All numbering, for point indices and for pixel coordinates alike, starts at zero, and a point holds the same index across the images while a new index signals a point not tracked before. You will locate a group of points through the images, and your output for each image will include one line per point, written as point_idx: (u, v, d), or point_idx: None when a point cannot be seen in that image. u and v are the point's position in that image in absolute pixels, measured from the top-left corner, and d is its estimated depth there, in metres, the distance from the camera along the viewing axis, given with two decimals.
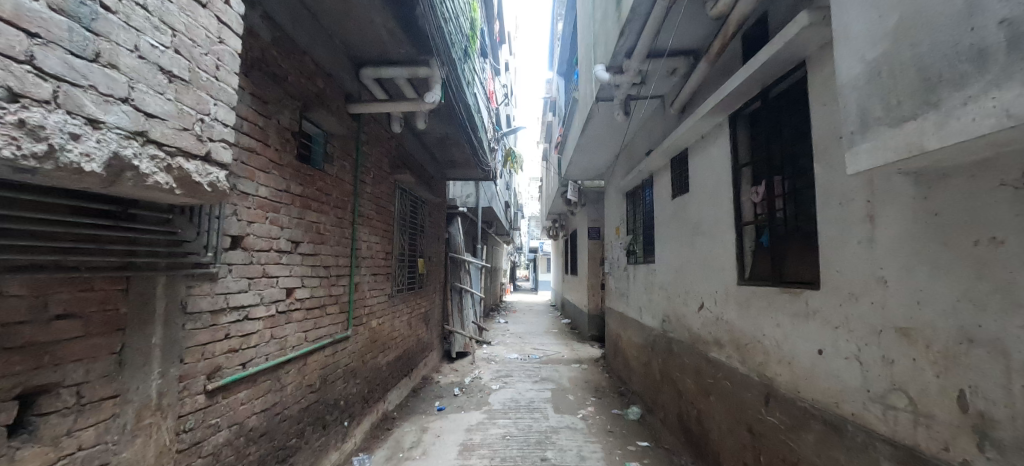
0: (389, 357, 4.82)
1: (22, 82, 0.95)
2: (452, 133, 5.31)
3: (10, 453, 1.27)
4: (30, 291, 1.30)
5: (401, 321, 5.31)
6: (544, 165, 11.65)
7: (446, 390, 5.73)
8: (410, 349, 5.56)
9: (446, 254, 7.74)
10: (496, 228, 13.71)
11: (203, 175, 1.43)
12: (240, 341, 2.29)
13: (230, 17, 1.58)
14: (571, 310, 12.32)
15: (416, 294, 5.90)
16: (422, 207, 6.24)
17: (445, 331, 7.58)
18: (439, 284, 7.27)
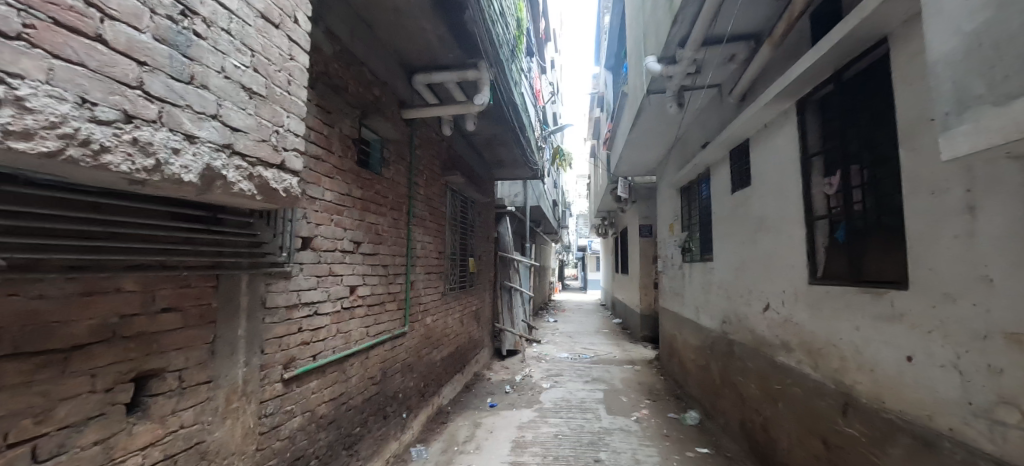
0: (443, 353, 4.98)
1: (136, 105, 1.06)
2: (501, 133, 5.38)
3: (129, 427, 1.43)
4: (142, 287, 1.46)
5: (454, 318, 5.46)
6: (592, 162, 11.46)
7: (498, 388, 5.80)
8: (461, 346, 5.70)
9: (496, 253, 7.84)
10: (545, 227, 13.68)
11: (278, 182, 1.56)
12: (311, 335, 2.48)
13: (299, 35, 1.71)
14: (622, 310, 12.04)
15: (467, 293, 6.04)
16: (472, 207, 6.38)
17: (495, 329, 7.69)
18: (489, 283, 7.38)
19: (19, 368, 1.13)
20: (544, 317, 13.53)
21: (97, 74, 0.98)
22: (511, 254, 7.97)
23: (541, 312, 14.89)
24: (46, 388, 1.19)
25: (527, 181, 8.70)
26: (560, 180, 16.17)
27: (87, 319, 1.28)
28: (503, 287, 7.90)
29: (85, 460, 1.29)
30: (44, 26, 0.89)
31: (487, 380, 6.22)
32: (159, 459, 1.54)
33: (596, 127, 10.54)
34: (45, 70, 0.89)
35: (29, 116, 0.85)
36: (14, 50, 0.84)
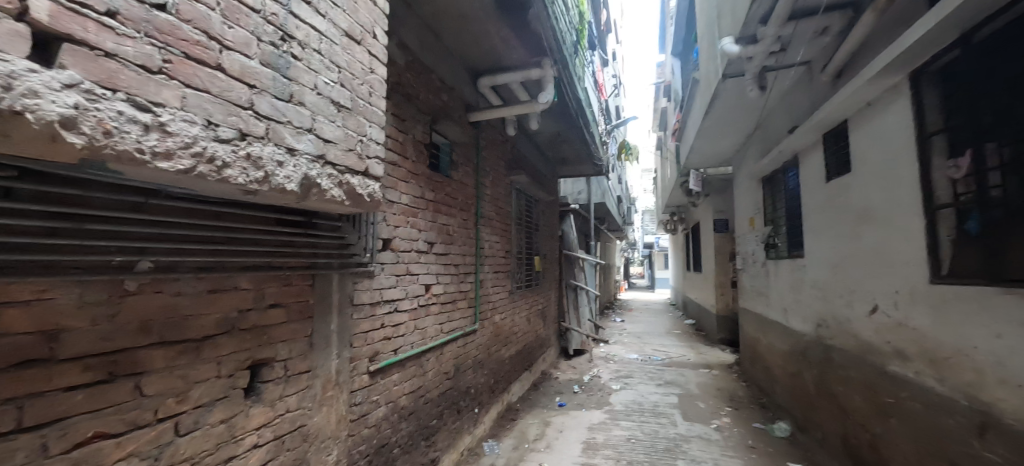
0: (511, 351, 5.05)
1: (249, 124, 1.17)
2: (564, 130, 5.32)
3: (247, 409, 1.61)
4: (255, 285, 1.65)
5: (521, 317, 5.51)
6: (660, 155, 10.95)
7: (566, 387, 5.75)
8: (529, 344, 5.74)
9: (561, 251, 7.77)
10: (609, 224, 13.32)
11: (364, 188, 1.68)
12: (392, 330, 2.64)
13: (378, 49, 1.82)
14: (694, 311, 11.38)
15: (533, 291, 6.07)
16: (536, 206, 6.39)
17: (561, 328, 7.64)
18: (554, 282, 7.35)
19: (165, 353, 1.29)
20: (610, 316, 13.19)
21: (219, 99, 1.09)
22: (575, 252, 7.86)
23: (607, 311, 14.54)
24: (184, 372, 1.36)
25: (591, 178, 8.53)
26: (624, 174, 15.65)
27: (212, 313, 1.46)
28: (569, 286, 7.82)
29: (214, 436, 1.47)
30: (179, 59, 0.99)
31: (555, 379, 6.20)
32: (270, 438, 1.72)
33: (663, 119, 10.06)
34: (181, 99, 0.99)
35: (170, 139, 0.95)
36: (158, 83, 0.94)
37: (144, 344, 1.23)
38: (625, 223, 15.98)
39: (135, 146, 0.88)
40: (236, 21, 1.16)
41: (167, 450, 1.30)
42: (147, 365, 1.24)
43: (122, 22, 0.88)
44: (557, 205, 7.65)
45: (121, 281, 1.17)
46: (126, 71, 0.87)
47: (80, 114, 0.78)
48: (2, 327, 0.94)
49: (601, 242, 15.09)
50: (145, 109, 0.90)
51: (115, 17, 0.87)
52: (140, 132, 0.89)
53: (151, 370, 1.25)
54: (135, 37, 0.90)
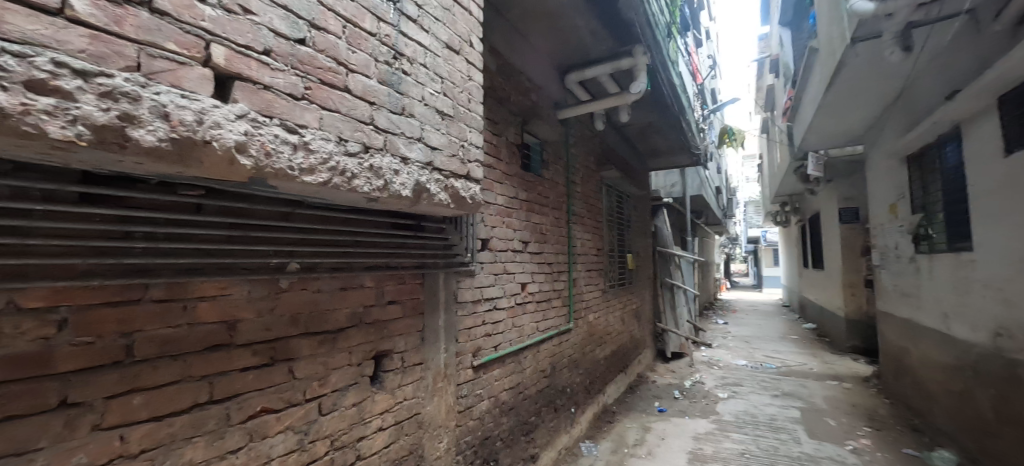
0: (605, 351, 4.92)
1: (371, 138, 1.29)
2: (658, 120, 5.04)
3: (373, 395, 1.78)
4: (376, 283, 1.82)
5: (615, 316, 5.35)
6: (767, 140, 9.81)
7: (666, 392, 5.42)
8: (623, 344, 5.54)
9: (654, 248, 7.36)
10: (707, 218, 12.30)
11: (466, 191, 1.76)
12: (492, 328, 2.74)
13: (474, 56, 1.89)
14: (814, 314, 10.00)
15: (626, 290, 5.83)
16: (627, 202, 6.15)
17: (657, 330, 7.24)
18: (648, 280, 6.98)
19: (309, 342, 1.49)
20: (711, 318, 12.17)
21: (347, 117, 1.22)
22: (671, 249, 7.38)
23: (708, 313, 13.43)
24: (323, 359, 1.55)
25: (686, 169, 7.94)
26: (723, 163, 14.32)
27: (343, 308, 1.64)
28: (665, 285, 7.35)
29: (349, 418, 1.65)
30: (316, 85, 1.13)
31: (653, 383, 5.88)
32: (391, 423, 1.89)
33: (769, 98, 8.99)
34: (318, 119, 1.12)
35: (312, 156, 1.08)
36: (301, 108, 1.07)
37: (294, 334, 1.43)
38: (726, 216, 14.61)
39: (287, 164, 1.01)
40: (357, 46, 1.29)
41: (313, 426, 1.49)
42: (296, 352, 1.44)
43: (274, 58, 1.02)
44: (650, 200, 7.26)
45: (276, 280, 1.36)
46: (278, 101, 1.02)
47: (248, 139, 0.92)
48: (197, 317, 1.16)
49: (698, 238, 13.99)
50: (293, 131, 1.04)
51: (268, 55, 1.01)
52: (291, 152, 1.02)
53: (300, 357, 1.45)
54: (284, 70, 1.04)
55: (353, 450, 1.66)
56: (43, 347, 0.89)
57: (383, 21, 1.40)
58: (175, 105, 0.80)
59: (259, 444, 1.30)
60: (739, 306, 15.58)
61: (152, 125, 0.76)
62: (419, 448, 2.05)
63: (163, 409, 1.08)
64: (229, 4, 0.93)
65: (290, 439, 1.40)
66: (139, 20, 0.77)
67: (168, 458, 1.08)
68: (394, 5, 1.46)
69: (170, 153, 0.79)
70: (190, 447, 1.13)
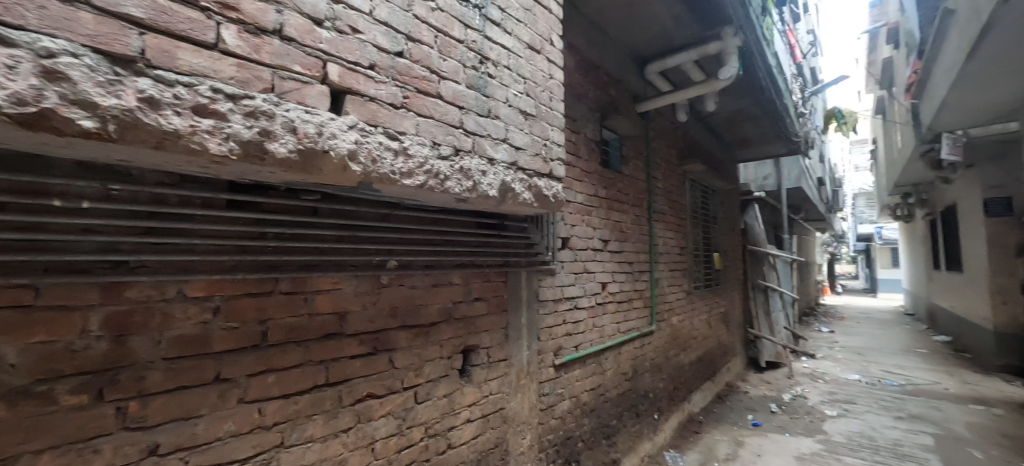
0: (690, 357, 4.62)
1: (461, 141, 1.34)
2: (749, 107, 4.62)
3: (462, 387, 1.86)
4: (463, 281, 1.89)
5: (700, 319, 5.01)
6: (884, 122, 8.52)
7: (761, 405, 4.94)
8: (710, 350, 5.17)
9: (744, 247, 6.75)
10: (807, 213, 10.99)
11: (549, 189, 1.75)
12: (572, 327, 2.71)
13: (555, 55, 1.88)
14: (949, 324, 8.49)
15: (713, 292, 5.42)
16: (713, 197, 5.72)
17: (749, 336, 6.63)
18: (737, 282, 6.42)
19: (406, 335, 1.59)
20: (814, 325, 10.87)
21: (440, 122, 1.28)
22: (764, 247, 6.71)
23: (809, 319, 12.01)
24: (418, 350, 1.65)
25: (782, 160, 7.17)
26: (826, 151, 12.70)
27: (435, 304, 1.73)
28: (757, 288, 6.68)
29: (440, 407, 1.74)
30: (413, 94, 1.20)
31: (745, 393, 5.40)
32: (478, 416, 1.95)
33: (884, 74, 7.79)
34: (415, 126, 1.19)
35: (409, 160, 1.15)
36: (400, 116, 1.15)
37: (393, 326, 1.54)
38: (830, 211, 12.95)
39: (389, 169, 1.09)
40: (448, 53, 1.35)
41: (410, 413, 1.60)
42: (395, 343, 1.55)
43: (377, 71, 1.10)
44: (739, 194, 6.68)
45: (378, 276, 1.48)
46: (382, 111, 1.10)
47: (358, 148, 1.01)
48: (315, 308, 1.30)
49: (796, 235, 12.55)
50: (394, 138, 1.12)
51: (373, 68, 1.09)
52: (392, 158, 1.10)
53: (398, 348, 1.56)
54: (386, 81, 1.12)
55: (444, 439, 1.75)
56: (203, 330, 1.06)
57: (470, 28, 1.45)
58: (301, 120, 0.90)
59: (365, 426, 1.43)
60: (849, 313, 13.72)
61: (284, 139, 0.87)
62: (504, 443, 2.10)
63: (291, 388, 1.23)
64: (341, 26, 1.03)
65: (391, 424, 1.52)
66: (273, 47, 0.88)
67: (294, 432, 1.23)
68: (479, 11, 1.51)
69: (298, 163, 0.89)
70: (311, 424, 1.27)
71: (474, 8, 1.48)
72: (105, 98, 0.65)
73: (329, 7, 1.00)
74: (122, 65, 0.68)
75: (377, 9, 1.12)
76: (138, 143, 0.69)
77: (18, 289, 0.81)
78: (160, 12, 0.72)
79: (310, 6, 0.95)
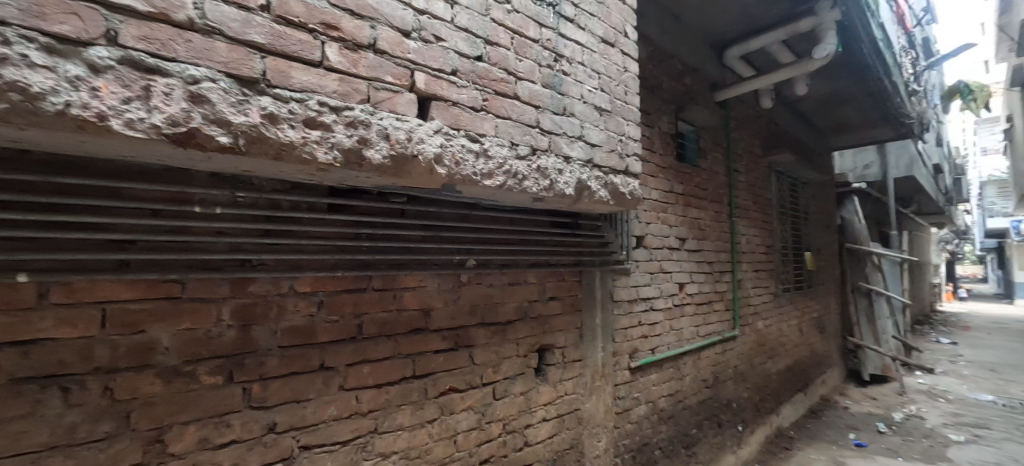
0: (778, 366, 4.22)
1: (537, 140, 1.34)
2: (848, 88, 4.12)
3: (538, 386, 1.87)
4: (538, 280, 1.90)
5: (791, 325, 4.56)
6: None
7: (865, 424, 4.37)
8: (802, 359, 4.69)
9: (843, 245, 6.02)
10: (920, 206, 9.55)
11: (625, 186, 1.70)
12: (648, 329, 2.60)
13: (630, 47, 1.82)
14: None
15: (804, 296, 4.90)
16: (804, 190, 5.18)
17: (850, 345, 5.90)
18: (834, 284, 5.74)
19: (485, 332, 1.64)
20: (930, 336, 9.41)
21: (518, 123, 1.29)
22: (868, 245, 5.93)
23: (924, 328, 10.42)
24: (495, 348, 1.68)
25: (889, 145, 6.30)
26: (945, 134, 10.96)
27: (511, 302, 1.76)
28: (858, 291, 5.87)
29: (517, 405, 1.76)
30: (492, 96, 1.22)
31: (845, 409, 4.82)
32: (554, 416, 1.94)
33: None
34: (494, 127, 1.22)
35: (488, 161, 1.17)
36: (480, 118, 1.18)
37: (471, 324, 1.58)
38: (951, 203, 11.14)
39: (471, 171, 1.12)
40: (524, 54, 1.35)
41: (489, 409, 1.64)
42: (475, 340, 1.60)
43: (459, 76, 1.14)
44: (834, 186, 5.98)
45: (458, 275, 1.54)
46: (463, 114, 1.13)
47: (443, 151, 1.05)
48: (403, 304, 1.38)
49: (906, 232, 10.96)
50: (475, 140, 1.15)
51: (455, 74, 1.13)
52: (474, 160, 1.13)
53: (477, 345, 1.61)
54: (467, 86, 1.15)
55: (521, 436, 1.77)
56: (309, 322, 1.17)
57: (545, 27, 1.45)
58: (393, 127, 0.95)
59: (448, 418, 1.49)
60: (977, 322, 11.69)
61: (378, 145, 0.93)
62: (579, 444, 2.07)
63: (383, 379, 1.31)
64: (426, 35, 1.07)
65: (471, 418, 1.56)
66: (368, 61, 0.94)
67: (386, 420, 1.31)
68: (554, 9, 1.50)
69: (390, 168, 0.95)
70: (400, 413, 1.35)
71: (549, 6, 1.47)
72: (236, 116, 0.74)
73: (415, 19, 1.05)
74: (248, 86, 0.76)
75: (458, 16, 1.16)
76: (261, 155, 0.78)
77: (170, 283, 0.96)
78: (278, 36, 0.81)
79: (399, 19, 1.01)
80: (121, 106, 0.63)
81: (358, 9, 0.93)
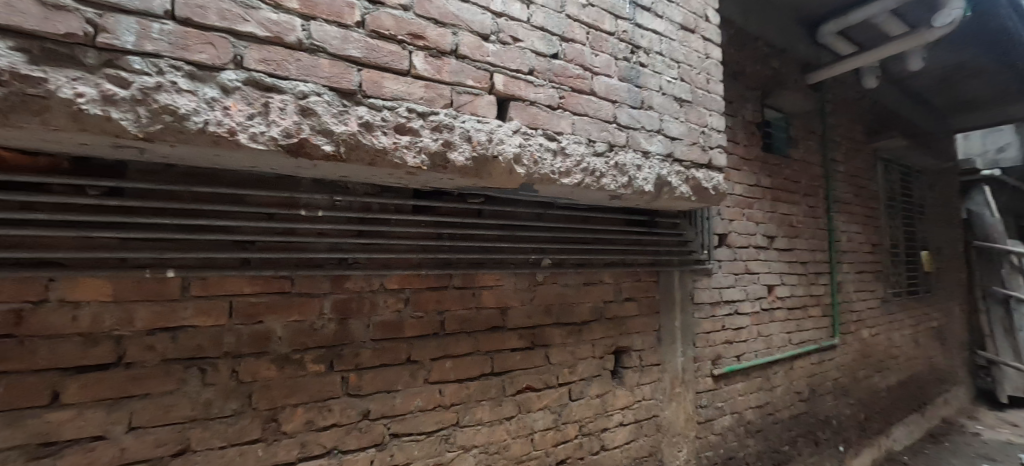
0: (888, 380, 3.71)
1: (615, 136, 1.30)
2: (981, 59, 3.50)
3: (614, 389, 1.81)
4: (614, 279, 1.85)
5: (904, 335, 3.98)
6: None
7: (1006, 454, 3.69)
8: (919, 374, 4.08)
9: (972, 243, 5.14)
10: None
11: (709, 181, 1.59)
12: (733, 334, 2.42)
13: (712, 31, 1.70)
14: None
15: (921, 302, 4.26)
16: (920, 180, 4.51)
17: (983, 360, 5.01)
18: (960, 289, 4.93)
19: (560, 332, 1.63)
20: None
21: (594, 119, 1.26)
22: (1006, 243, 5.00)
23: None
24: (571, 348, 1.66)
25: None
26: None
27: (587, 302, 1.73)
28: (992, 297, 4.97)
29: (594, 407, 1.73)
30: (568, 93, 1.21)
31: (978, 435, 4.10)
32: (632, 421, 1.88)
33: None
34: (571, 125, 1.20)
35: (567, 160, 1.16)
36: (557, 117, 1.17)
37: (547, 323, 1.58)
38: None
39: (549, 170, 1.12)
40: (600, 48, 1.32)
41: (565, 409, 1.63)
42: (551, 340, 1.59)
43: (536, 76, 1.14)
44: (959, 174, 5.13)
45: (534, 274, 1.55)
46: (541, 113, 1.13)
47: (522, 151, 1.06)
48: (481, 302, 1.41)
49: None
50: (553, 139, 1.15)
51: (532, 74, 1.13)
52: (552, 158, 1.13)
53: (553, 344, 1.60)
54: (544, 85, 1.15)
55: (598, 439, 1.73)
56: (398, 317, 1.24)
57: (621, 18, 1.40)
58: (474, 129, 0.98)
59: (525, 416, 1.50)
60: None
61: (461, 148, 0.96)
62: (658, 452, 1.97)
63: (464, 374, 1.36)
64: (504, 37, 1.09)
65: (548, 417, 1.56)
66: (451, 66, 0.97)
67: (467, 414, 1.35)
68: None
69: (472, 169, 0.98)
70: (480, 408, 1.39)
71: None
72: (338, 126, 0.80)
73: (494, 22, 1.07)
74: (346, 97, 0.82)
75: (534, 16, 1.16)
76: (359, 161, 0.84)
77: (282, 280, 1.07)
78: (371, 49, 0.87)
79: (478, 24, 1.04)
80: (247, 122, 0.72)
81: (441, 17, 0.97)
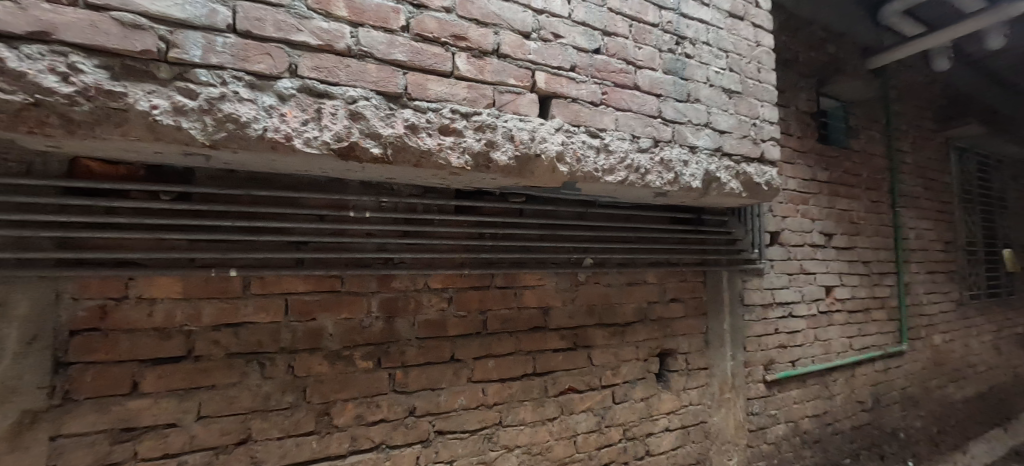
0: (966, 392, 3.38)
1: (660, 131, 1.26)
2: None
3: (659, 393, 1.76)
4: (658, 279, 1.79)
5: (984, 342, 3.62)
6: None
7: None
8: (1003, 386, 3.68)
9: None
10: None
11: (762, 176, 1.50)
12: (788, 338, 2.29)
13: (762, 18, 1.61)
14: None
15: (1004, 306, 3.85)
16: (1001, 171, 4.08)
17: None
18: None
19: (603, 333, 1.60)
20: None
21: (638, 114, 1.23)
22: None
23: None
24: (614, 350, 1.63)
25: None
26: None
27: (630, 302, 1.69)
28: None
29: (638, 411, 1.68)
30: (611, 89, 1.18)
31: None
32: (678, 426, 1.81)
33: None
34: (614, 121, 1.17)
35: (611, 157, 1.13)
36: (600, 113, 1.14)
37: (589, 323, 1.56)
38: None
39: (593, 168, 1.10)
40: (643, 40, 1.28)
41: (608, 413, 1.59)
42: (593, 341, 1.57)
43: (578, 72, 1.12)
44: None
45: (575, 274, 1.52)
46: (583, 110, 1.11)
47: (565, 149, 1.04)
48: (523, 302, 1.41)
49: None
50: (595, 136, 1.12)
51: (573, 70, 1.11)
52: (595, 155, 1.11)
53: (595, 345, 1.57)
54: (586, 81, 1.13)
55: (643, 444, 1.68)
56: (441, 316, 1.26)
57: (665, 9, 1.35)
58: (517, 128, 0.97)
59: (568, 418, 1.48)
60: None
61: (504, 147, 0.96)
62: (707, 460, 1.89)
63: (506, 373, 1.36)
64: (545, 34, 1.08)
65: (590, 420, 1.53)
66: (493, 66, 0.97)
67: (510, 414, 1.35)
68: None
69: (515, 169, 0.98)
70: (522, 408, 1.38)
71: None
72: (385, 129, 0.82)
73: (534, 19, 1.06)
74: (392, 101, 0.84)
75: (575, 11, 1.14)
76: (405, 163, 0.85)
77: (332, 279, 1.11)
78: (416, 52, 0.88)
79: (519, 22, 1.03)
80: (301, 127, 0.75)
81: (482, 17, 0.98)
